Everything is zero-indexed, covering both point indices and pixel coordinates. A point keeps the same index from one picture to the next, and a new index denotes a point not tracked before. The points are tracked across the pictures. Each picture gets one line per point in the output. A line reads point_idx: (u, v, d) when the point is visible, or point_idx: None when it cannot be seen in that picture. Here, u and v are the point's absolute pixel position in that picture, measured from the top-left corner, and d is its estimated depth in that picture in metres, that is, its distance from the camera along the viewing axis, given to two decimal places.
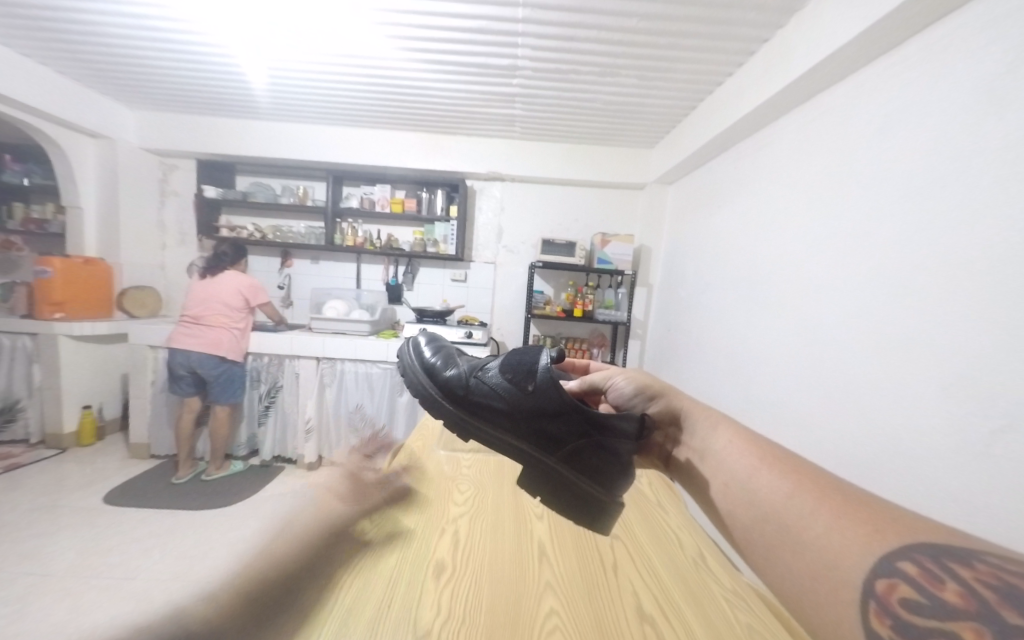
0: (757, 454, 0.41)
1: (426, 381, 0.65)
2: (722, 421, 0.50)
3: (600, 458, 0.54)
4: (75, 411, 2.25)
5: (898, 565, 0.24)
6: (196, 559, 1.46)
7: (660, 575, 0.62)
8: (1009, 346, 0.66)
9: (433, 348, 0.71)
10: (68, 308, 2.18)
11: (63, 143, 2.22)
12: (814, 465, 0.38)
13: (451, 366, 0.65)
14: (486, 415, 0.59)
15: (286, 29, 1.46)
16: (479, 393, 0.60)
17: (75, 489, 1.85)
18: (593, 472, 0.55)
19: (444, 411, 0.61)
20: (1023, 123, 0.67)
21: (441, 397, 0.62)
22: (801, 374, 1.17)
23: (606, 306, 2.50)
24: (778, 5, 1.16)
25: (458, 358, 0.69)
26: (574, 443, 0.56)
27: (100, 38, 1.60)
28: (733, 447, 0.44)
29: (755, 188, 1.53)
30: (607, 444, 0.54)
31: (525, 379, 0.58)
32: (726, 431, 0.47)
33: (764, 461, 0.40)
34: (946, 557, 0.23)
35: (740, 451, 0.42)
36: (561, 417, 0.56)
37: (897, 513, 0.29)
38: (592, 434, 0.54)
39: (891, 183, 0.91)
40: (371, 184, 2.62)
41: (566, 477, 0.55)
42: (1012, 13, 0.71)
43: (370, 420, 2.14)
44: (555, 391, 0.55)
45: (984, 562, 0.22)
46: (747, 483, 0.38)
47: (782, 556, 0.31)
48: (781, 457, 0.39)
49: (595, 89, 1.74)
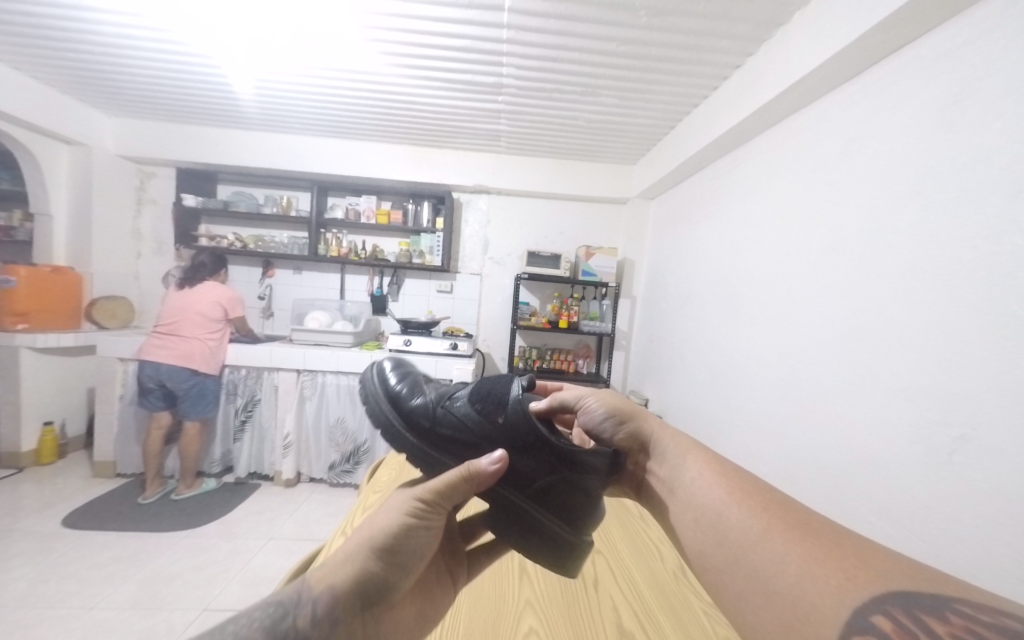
0: (726, 486, 0.42)
1: (390, 412, 0.64)
2: (688, 448, 0.51)
3: (570, 496, 0.53)
4: (34, 427, 2.11)
5: (874, 620, 0.24)
6: (162, 584, 1.38)
7: (641, 588, 0.62)
8: (968, 357, 0.69)
9: (400, 376, 0.70)
10: (31, 318, 2.07)
11: (35, 149, 2.15)
12: (783, 498, 0.39)
13: (418, 394, 0.65)
14: (455, 448, 0.59)
15: (286, 29, 1.39)
16: (447, 426, 0.60)
17: (30, 512, 1.73)
18: (563, 510, 0.53)
19: (409, 445, 0.60)
20: (971, 152, 0.72)
21: (406, 429, 0.61)
22: (777, 385, 1.20)
23: (591, 317, 2.52)
24: (750, 34, 1.22)
25: (426, 386, 0.69)
26: (544, 479, 0.54)
27: (79, 45, 1.57)
28: (702, 479, 0.45)
29: (731, 205, 1.59)
30: (578, 479, 0.52)
31: (495, 410, 0.57)
32: (694, 461, 0.48)
33: (733, 495, 0.40)
34: (917, 608, 0.24)
35: (710, 483, 0.43)
36: (530, 451, 0.54)
37: (859, 549, 0.31)
38: (563, 471, 0.53)
39: (857, 203, 0.96)
40: (356, 195, 2.62)
41: (535, 518, 0.52)
42: (958, 50, 0.77)
43: (351, 435, 2.08)
44: (525, 423, 0.54)
45: (955, 614, 0.23)
46: (718, 521, 0.39)
47: (752, 601, 0.32)
48: (747, 490, 0.41)
49: (578, 107, 1.79)
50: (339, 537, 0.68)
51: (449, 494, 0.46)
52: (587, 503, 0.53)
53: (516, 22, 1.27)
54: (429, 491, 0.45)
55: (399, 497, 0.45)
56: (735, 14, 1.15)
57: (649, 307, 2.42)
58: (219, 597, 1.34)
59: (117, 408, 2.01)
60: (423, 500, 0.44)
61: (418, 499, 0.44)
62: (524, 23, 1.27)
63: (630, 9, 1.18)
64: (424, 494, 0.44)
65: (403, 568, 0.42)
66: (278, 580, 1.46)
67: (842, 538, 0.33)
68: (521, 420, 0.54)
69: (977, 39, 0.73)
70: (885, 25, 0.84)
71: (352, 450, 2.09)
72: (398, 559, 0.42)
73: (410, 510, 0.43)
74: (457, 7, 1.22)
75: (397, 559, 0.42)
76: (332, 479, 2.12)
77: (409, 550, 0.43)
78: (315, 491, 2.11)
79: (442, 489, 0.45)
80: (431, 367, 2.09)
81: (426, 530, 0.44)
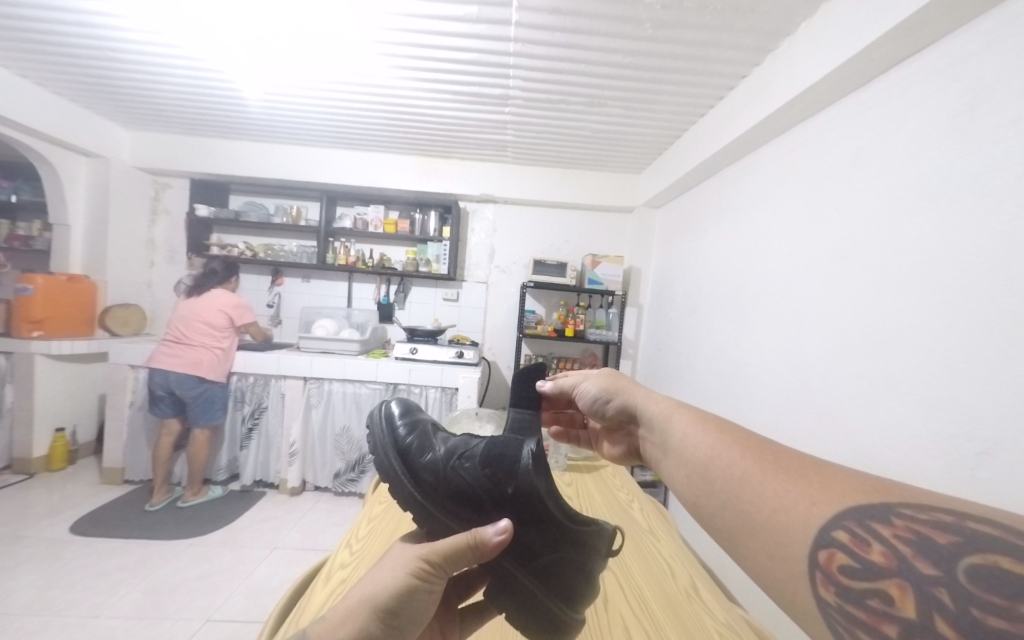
0: (711, 434, 0.39)
1: (398, 468, 0.61)
2: (676, 407, 0.49)
3: (568, 573, 0.52)
4: (46, 433, 2.15)
5: (835, 534, 0.24)
6: (167, 592, 1.38)
7: (649, 604, 0.60)
8: (987, 368, 0.67)
9: (409, 424, 0.67)
10: (47, 326, 2.11)
11: (56, 162, 2.23)
12: (758, 434, 0.37)
13: (428, 449, 0.62)
14: (461, 511, 0.56)
15: (287, 29, 1.35)
16: (454, 487, 0.56)
17: (40, 518, 1.75)
18: (561, 588, 0.52)
19: (416, 502, 0.57)
20: (983, 160, 0.71)
21: (413, 486, 0.58)
22: (787, 399, 1.18)
23: (598, 325, 2.50)
24: (756, 44, 1.23)
25: (436, 436, 0.65)
26: (546, 555, 0.53)
27: (101, 60, 1.64)
28: (690, 433, 0.42)
29: (739, 215, 1.58)
30: (578, 557, 0.53)
31: (506, 479, 0.53)
32: (682, 416, 0.46)
33: (720, 441, 0.37)
34: (869, 517, 0.23)
35: (699, 435, 0.40)
36: (537, 525, 0.52)
37: (831, 472, 0.29)
38: (564, 548, 0.52)
39: (867, 214, 0.95)
40: (365, 205, 2.66)
41: (533, 593, 0.51)
42: (967, 59, 0.76)
43: (356, 444, 2.08)
44: (535, 496, 0.51)
45: (898, 515, 0.22)
46: (705, 469, 0.36)
47: (738, 536, 0.30)
48: (733, 433, 0.38)
49: (584, 117, 1.81)
50: (345, 549, 0.67)
51: (453, 561, 0.45)
52: (583, 579, 0.53)
53: (523, 36, 1.29)
54: (435, 553, 0.44)
55: (398, 556, 0.46)
56: (740, 26, 1.16)
57: (655, 316, 2.41)
58: (223, 607, 1.34)
59: (127, 415, 2.03)
60: (428, 562, 0.44)
61: (422, 560, 0.44)
62: (530, 37, 1.29)
63: (636, 21, 1.20)
64: (430, 556, 0.44)
65: (401, 628, 0.43)
66: (282, 590, 1.44)
67: (819, 464, 0.31)
68: (533, 491, 0.51)
69: (988, 48, 0.73)
70: (894, 33, 0.84)
71: (357, 459, 2.09)
72: (397, 620, 0.43)
73: (416, 573, 0.43)
74: (467, 21, 1.24)
75: (396, 620, 0.43)
76: (337, 488, 2.11)
77: (408, 612, 0.44)
78: (320, 499, 2.10)
79: (448, 552, 0.45)
80: (437, 375, 2.09)
81: (427, 591, 0.45)
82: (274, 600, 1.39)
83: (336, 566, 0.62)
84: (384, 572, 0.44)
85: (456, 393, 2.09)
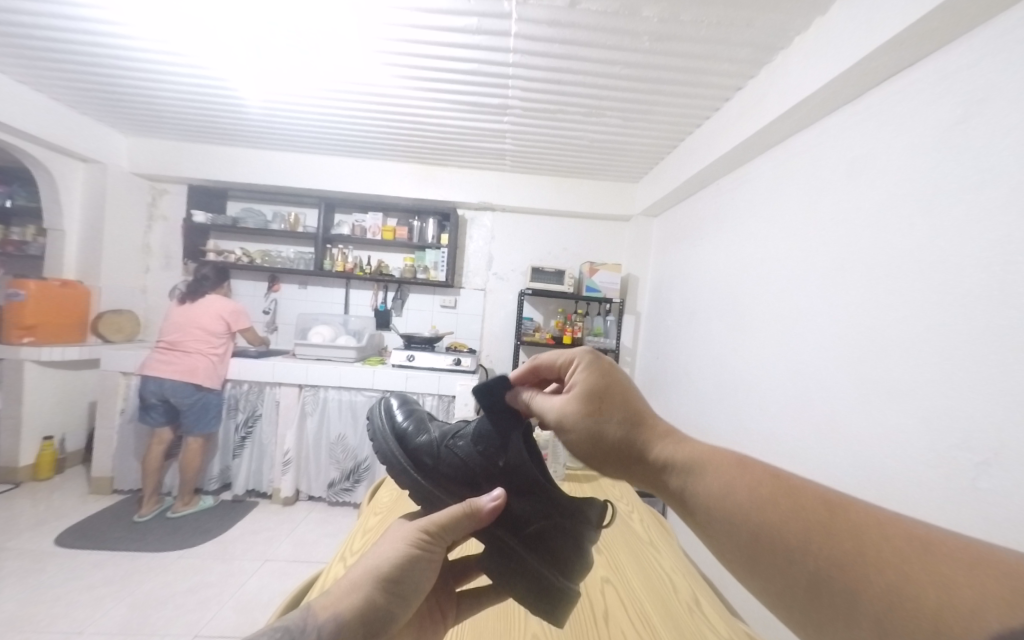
0: (748, 483, 0.30)
1: (394, 450, 0.60)
2: (701, 458, 0.34)
3: (564, 541, 0.50)
4: (34, 442, 2.10)
5: None
6: (154, 607, 1.34)
7: (652, 622, 0.58)
8: (984, 378, 0.67)
9: (406, 412, 0.67)
10: (38, 332, 2.08)
11: (53, 168, 2.22)
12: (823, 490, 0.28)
13: (423, 431, 0.61)
14: (458, 490, 0.55)
15: (286, 29, 1.33)
16: (452, 467, 0.56)
17: (24, 529, 1.70)
18: (556, 556, 0.49)
19: (415, 483, 0.56)
20: (977, 171, 0.72)
21: (409, 466, 0.57)
22: (785, 406, 1.17)
23: (595, 333, 2.49)
24: (752, 58, 1.25)
25: (432, 422, 0.65)
26: (539, 523, 0.50)
27: (101, 67, 1.65)
28: (717, 485, 0.31)
29: (735, 224, 1.59)
30: (572, 525, 0.51)
31: (497, 453, 0.53)
32: (706, 475, 0.32)
33: (762, 500, 0.28)
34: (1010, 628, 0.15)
35: (732, 494, 0.30)
36: (528, 491, 0.52)
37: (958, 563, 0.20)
38: (558, 515, 0.51)
39: (863, 223, 0.96)
40: (363, 212, 2.67)
41: (529, 563, 0.48)
42: (960, 73, 0.78)
43: (352, 452, 2.05)
44: (526, 466, 0.51)
45: None
46: (752, 549, 0.27)
47: None
48: (783, 485, 0.28)
49: (583, 127, 1.83)
50: (339, 562, 0.65)
51: (451, 528, 0.45)
52: (578, 548, 0.51)
53: (522, 47, 1.31)
54: (433, 524, 0.44)
55: (393, 535, 0.45)
56: (735, 39, 1.19)
57: (653, 323, 2.41)
58: (211, 623, 1.30)
59: (118, 423, 2.00)
60: (428, 533, 0.43)
61: (422, 531, 0.43)
62: (529, 48, 1.31)
63: (633, 35, 1.22)
64: (427, 527, 0.43)
65: (405, 600, 0.42)
66: (273, 604, 1.41)
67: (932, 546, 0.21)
68: (525, 464, 0.51)
69: (979, 62, 0.74)
70: (888, 47, 0.85)
71: (352, 468, 2.06)
72: (401, 591, 0.42)
73: (415, 541, 0.43)
74: (467, 32, 1.26)
75: (400, 590, 0.42)
76: (331, 497, 2.08)
77: (413, 582, 0.43)
78: (313, 509, 2.06)
79: (446, 523, 0.44)
80: (434, 382, 2.07)
81: (428, 561, 0.44)
82: (264, 615, 1.35)
83: (329, 579, 0.61)
84: (383, 547, 0.43)
85: (453, 401, 2.08)
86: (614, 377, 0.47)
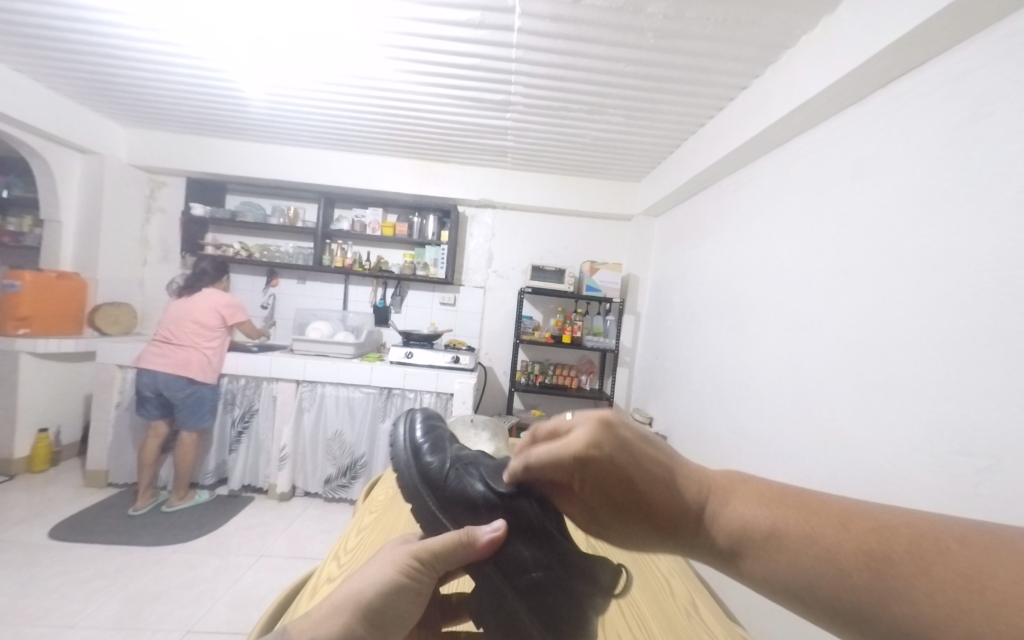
0: (788, 535, 0.30)
1: (408, 465, 0.60)
2: (745, 530, 0.32)
3: (563, 602, 0.44)
4: (29, 434, 2.10)
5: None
6: (147, 602, 1.33)
7: (648, 624, 0.58)
8: (986, 382, 0.66)
9: (425, 429, 0.66)
10: (34, 323, 2.07)
11: (50, 158, 2.20)
12: (832, 510, 0.30)
13: (437, 452, 0.60)
14: (458, 514, 0.54)
15: (287, 29, 1.35)
16: (457, 492, 0.54)
17: (17, 522, 1.69)
18: (549, 617, 0.44)
19: (423, 503, 0.56)
20: (984, 175, 0.71)
21: (420, 486, 0.57)
22: (785, 410, 1.17)
23: (595, 333, 2.48)
24: (757, 57, 1.24)
25: (449, 444, 0.64)
26: (541, 571, 0.46)
27: (100, 57, 1.63)
28: (770, 557, 0.30)
29: (737, 225, 1.59)
30: (578, 585, 0.45)
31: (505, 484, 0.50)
32: (758, 557, 0.31)
33: (806, 540, 0.29)
34: None
35: (777, 543, 0.30)
36: (535, 535, 0.47)
37: (959, 560, 0.23)
38: (561, 570, 0.46)
39: (866, 225, 0.95)
40: (363, 207, 2.65)
41: (515, 609, 0.45)
42: (966, 76, 0.77)
43: (349, 449, 2.04)
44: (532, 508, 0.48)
45: None
46: (814, 596, 0.28)
47: None
48: (823, 529, 0.29)
49: (585, 125, 1.82)
50: (332, 561, 0.64)
51: (443, 557, 0.45)
52: (581, 616, 0.44)
53: (525, 42, 1.30)
54: (426, 551, 0.44)
55: (381, 558, 0.45)
56: (740, 39, 1.18)
57: (653, 324, 2.40)
58: (204, 618, 1.29)
59: (113, 416, 1.99)
60: (418, 560, 0.43)
61: (413, 558, 0.43)
62: (532, 42, 1.30)
63: (638, 31, 1.20)
64: (420, 554, 0.43)
65: (385, 633, 0.41)
66: (267, 601, 1.40)
67: (933, 544, 0.25)
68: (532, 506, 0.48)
69: (985, 65, 0.74)
70: (895, 47, 0.84)
71: (349, 465, 2.05)
72: (382, 622, 0.41)
73: (405, 568, 0.42)
74: (470, 27, 1.25)
75: (382, 621, 0.41)
76: (328, 494, 2.07)
77: (395, 613, 0.42)
78: (309, 506, 2.06)
79: (438, 551, 0.44)
80: (433, 380, 2.06)
81: (414, 591, 0.43)
82: (258, 611, 1.35)
83: (321, 580, 0.59)
84: (372, 569, 0.43)
85: (450, 399, 2.07)
86: (624, 465, 0.38)
